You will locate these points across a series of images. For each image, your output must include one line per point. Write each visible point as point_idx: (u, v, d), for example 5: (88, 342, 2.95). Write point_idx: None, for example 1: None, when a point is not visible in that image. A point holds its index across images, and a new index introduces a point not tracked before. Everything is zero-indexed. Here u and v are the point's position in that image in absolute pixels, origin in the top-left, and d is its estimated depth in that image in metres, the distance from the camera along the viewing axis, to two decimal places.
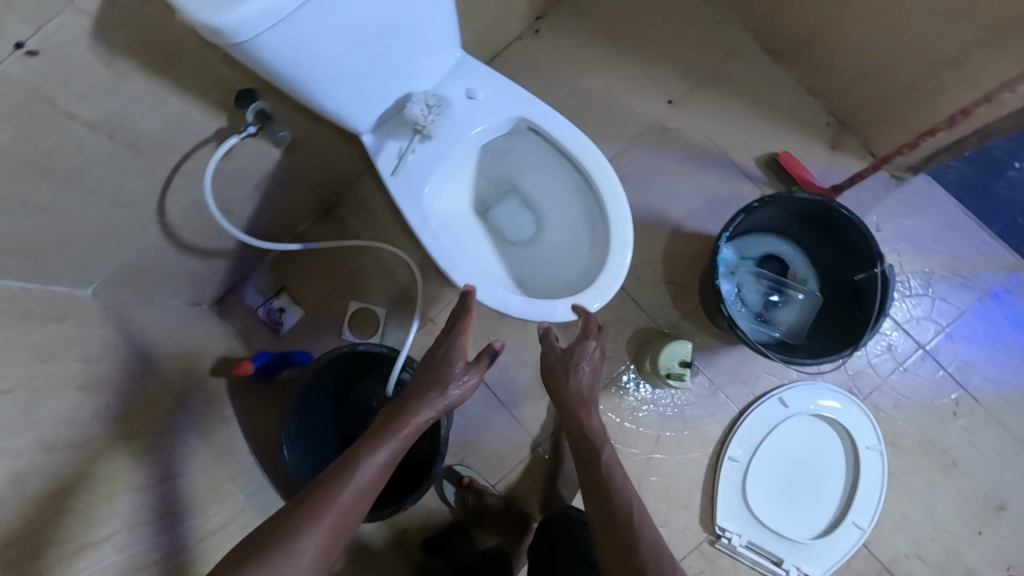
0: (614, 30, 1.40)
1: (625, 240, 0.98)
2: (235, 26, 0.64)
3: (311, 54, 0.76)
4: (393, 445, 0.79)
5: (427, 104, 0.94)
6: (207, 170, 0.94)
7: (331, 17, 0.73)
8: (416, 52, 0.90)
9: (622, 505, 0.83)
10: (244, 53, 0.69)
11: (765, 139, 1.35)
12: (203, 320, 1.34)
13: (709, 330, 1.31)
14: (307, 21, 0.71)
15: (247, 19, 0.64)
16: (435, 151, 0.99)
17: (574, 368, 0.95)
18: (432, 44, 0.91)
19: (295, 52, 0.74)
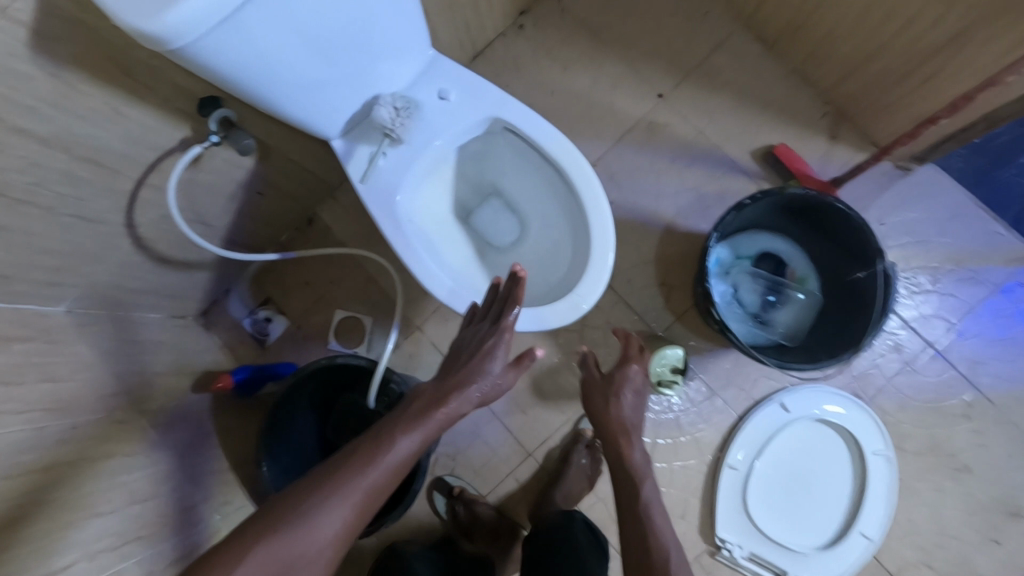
0: (599, 25, 1.35)
1: (605, 245, 0.94)
2: (172, 31, 0.60)
3: (263, 55, 0.72)
4: (421, 432, 0.76)
5: (395, 107, 0.90)
6: (170, 180, 0.90)
7: (280, 15, 0.69)
8: (378, 52, 0.86)
9: (658, 547, 0.83)
10: (188, 59, 0.66)
11: (759, 132, 1.29)
12: (186, 332, 1.32)
13: (705, 332, 1.25)
14: (253, 21, 0.67)
15: (185, 24, 0.60)
16: (407, 156, 0.96)
17: (616, 394, 0.94)
18: (397, 43, 0.87)
19: (244, 54, 0.70)
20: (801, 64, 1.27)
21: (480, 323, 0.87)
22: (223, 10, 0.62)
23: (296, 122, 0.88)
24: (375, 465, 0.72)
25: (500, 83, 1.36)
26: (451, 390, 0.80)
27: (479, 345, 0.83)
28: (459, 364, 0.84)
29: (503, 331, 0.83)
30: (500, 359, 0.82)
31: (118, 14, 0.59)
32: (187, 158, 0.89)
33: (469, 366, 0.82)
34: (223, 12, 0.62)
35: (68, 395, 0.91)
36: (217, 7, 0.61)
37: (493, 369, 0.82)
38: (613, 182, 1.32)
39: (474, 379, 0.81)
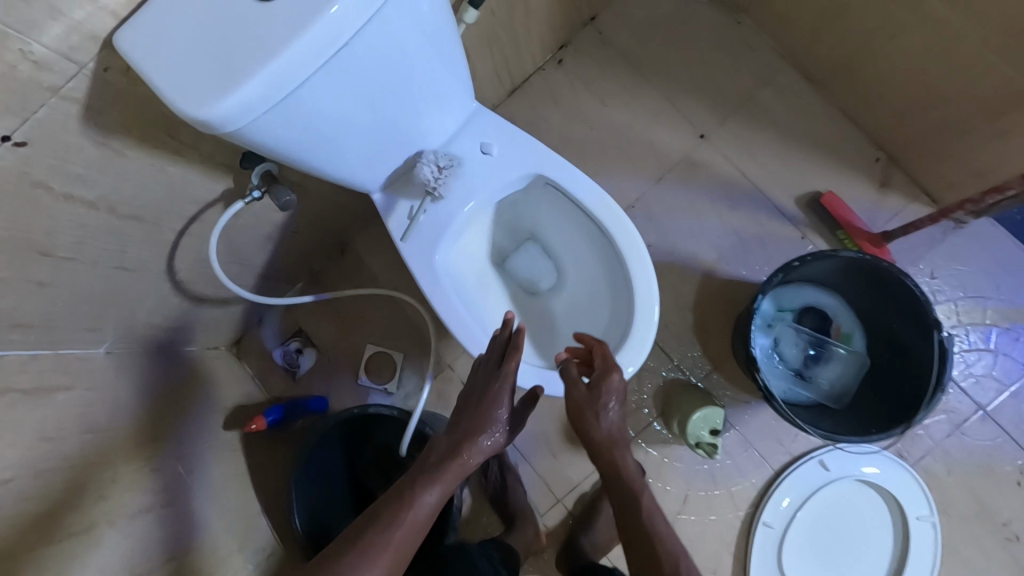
0: (641, 58, 1.31)
1: (649, 311, 0.91)
2: (225, 119, 0.61)
3: (313, 125, 0.72)
4: (442, 485, 0.76)
5: (436, 165, 0.88)
6: (213, 234, 0.91)
7: (332, 88, 0.69)
8: (421, 112, 0.84)
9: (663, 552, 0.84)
10: (239, 140, 0.67)
11: (807, 176, 1.24)
12: (218, 364, 1.33)
13: (742, 383, 1.22)
14: (302, 101, 0.67)
15: (237, 111, 0.61)
16: (447, 212, 0.94)
17: (600, 409, 0.86)
18: (441, 100, 0.86)
19: (296, 126, 0.70)
20: (851, 108, 1.22)
21: (483, 365, 0.85)
22: (273, 96, 0.62)
23: (337, 182, 0.88)
24: (395, 528, 0.72)
25: (536, 117, 1.33)
26: (462, 441, 0.79)
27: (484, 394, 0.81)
28: (467, 413, 0.82)
29: (506, 378, 0.80)
30: (506, 406, 0.81)
31: (176, 105, 0.60)
32: (232, 212, 0.90)
33: (477, 414, 0.81)
34: (273, 98, 0.63)
35: (107, 444, 0.91)
36: (268, 94, 0.62)
37: (502, 414, 0.81)
38: (651, 223, 1.28)
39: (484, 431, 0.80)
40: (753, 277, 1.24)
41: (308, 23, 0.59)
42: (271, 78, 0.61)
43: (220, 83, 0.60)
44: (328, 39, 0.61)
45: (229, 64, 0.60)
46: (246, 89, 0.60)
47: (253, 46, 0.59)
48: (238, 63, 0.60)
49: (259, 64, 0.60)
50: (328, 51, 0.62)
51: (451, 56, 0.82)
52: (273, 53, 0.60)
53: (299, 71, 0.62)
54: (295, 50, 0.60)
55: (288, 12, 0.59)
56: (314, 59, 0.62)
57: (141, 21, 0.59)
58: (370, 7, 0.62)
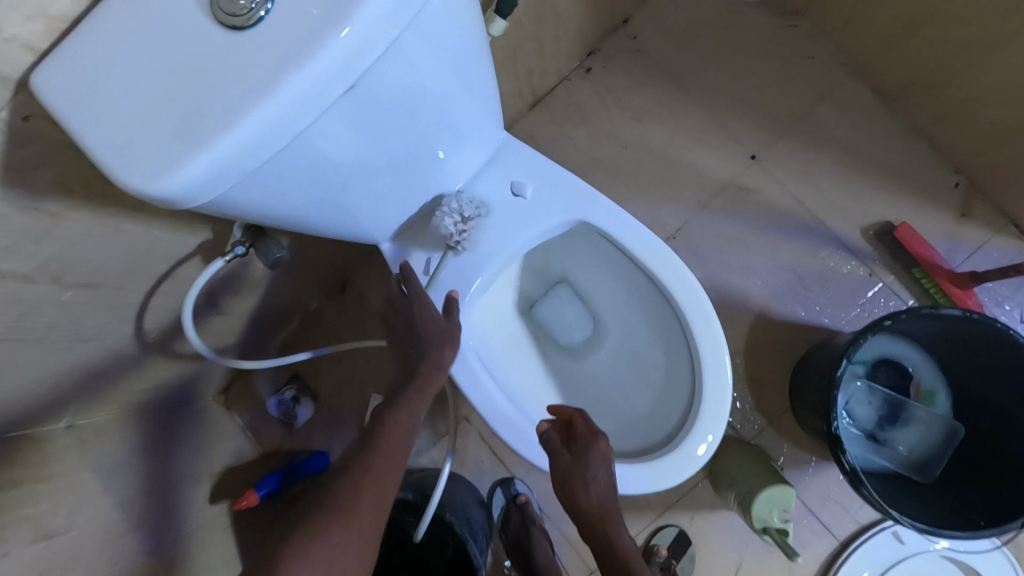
0: (681, 68, 1.15)
1: (721, 389, 0.74)
2: (190, 191, 0.45)
3: (309, 180, 0.56)
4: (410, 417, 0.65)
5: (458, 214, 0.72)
6: (188, 297, 0.75)
7: (333, 136, 0.53)
8: (441, 152, 0.69)
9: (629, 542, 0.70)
10: (213, 208, 0.51)
11: (874, 203, 1.09)
12: (204, 419, 1.17)
13: (801, 441, 1.07)
14: (294, 154, 0.51)
15: (206, 180, 0.45)
16: (471, 267, 0.78)
17: (588, 478, 0.70)
18: (467, 135, 0.70)
19: (287, 183, 0.54)
20: (928, 126, 1.06)
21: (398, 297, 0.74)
22: (256, 156, 0.46)
23: (338, 236, 0.72)
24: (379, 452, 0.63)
25: (561, 135, 1.17)
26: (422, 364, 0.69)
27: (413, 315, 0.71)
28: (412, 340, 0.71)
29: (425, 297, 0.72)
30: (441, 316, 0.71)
31: (123, 174, 0.44)
32: (210, 273, 0.74)
33: (427, 334, 0.70)
34: (256, 159, 0.46)
35: (67, 554, 0.75)
36: (249, 153, 0.45)
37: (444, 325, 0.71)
38: (695, 257, 1.12)
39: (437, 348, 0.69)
40: (813, 319, 1.09)
41: (301, 58, 0.43)
42: (251, 135, 0.44)
43: (181, 144, 0.43)
44: (329, 80, 0.45)
45: (193, 118, 0.43)
46: (218, 151, 0.44)
47: (224, 92, 0.43)
48: (204, 114, 0.43)
49: (235, 117, 0.43)
50: (330, 95, 0.46)
51: (479, 83, 0.66)
52: (252, 102, 0.43)
53: (290, 123, 0.45)
54: (285, 96, 0.43)
55: (272, 45, 0.43)
56: (311, 106, 0.45)
57: (73, 61, 0.43)
58: (386, 35, 0.45)
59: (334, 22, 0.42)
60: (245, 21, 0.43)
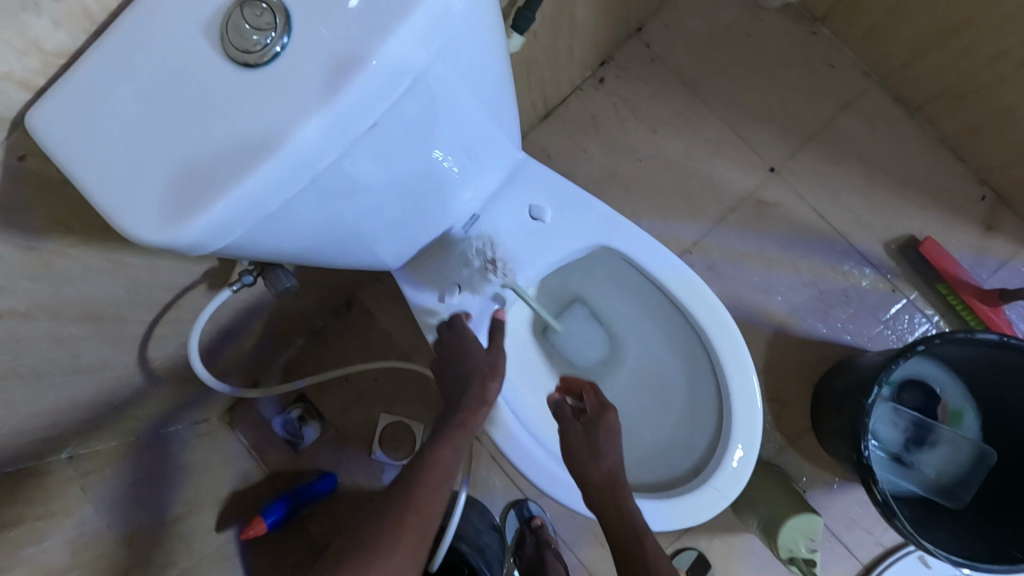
0: (698, 77, 1.12)
1: (751, 421, 0.71)
2: (202, 238, 0.42)
3: (321, 213, 0.53)
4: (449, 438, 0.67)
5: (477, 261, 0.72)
6: (193, 328, 0.72)
7: (349, 169, 0.50)
8: (457, 177, 0.66)
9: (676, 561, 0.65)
10: (224, 250, 0.48)
11: (897, 216, 1.06)
12: (209, 441, 1.14)
13: (824, 462, 1.04)
14: (308, 190, 0.48)
15: (219, 228, 0.42)
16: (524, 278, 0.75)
17: (597, 448, 0.70)
18: (483, 159, 0.68)
19: (298, 219, 0.51)
20: (953, 137, 1.03)
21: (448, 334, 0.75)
22: (272, 200, 0.43)
23: (349, 263, 0.69)
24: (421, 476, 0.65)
25: (575, 147, 1.14)
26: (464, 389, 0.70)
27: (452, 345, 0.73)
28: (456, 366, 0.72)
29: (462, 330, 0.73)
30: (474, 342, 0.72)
31: (129, 223, 0.41)
32: (217, 302, 0.71)
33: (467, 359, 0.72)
34: (273, 201, 0.43)
35: None
36: (265, 198, 0.42)
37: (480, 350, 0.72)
38: (713, 272, 1.09)
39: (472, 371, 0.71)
40: (835, 336, 1.06)
41: (322, 99, 0.40)
42: (268, 180, 0.41)
43: (192, 191, 0.40)
44: (351, 120, 0.42)
45: (204, 163, 0.40)
46: (232, 198, 0.41)
47: (238, 134, 0.40)
48: (217, 159, 0.40)
49: (250, 162, 0.40)
50: (351, 135, 0.43)
51: (498, 107, 0.63)
52: (270, 146, 0.40)
53: (308, 165, 0.42)
54: (304, 139, 0.40)
55: (289, 84, 0.39)
56: (332, 147, 0.42)
57: (71, 101, 0.40)
58: (410, 71, 0.42)
59: (357, 60, 0.39)
60: (258, 58, 0.39)
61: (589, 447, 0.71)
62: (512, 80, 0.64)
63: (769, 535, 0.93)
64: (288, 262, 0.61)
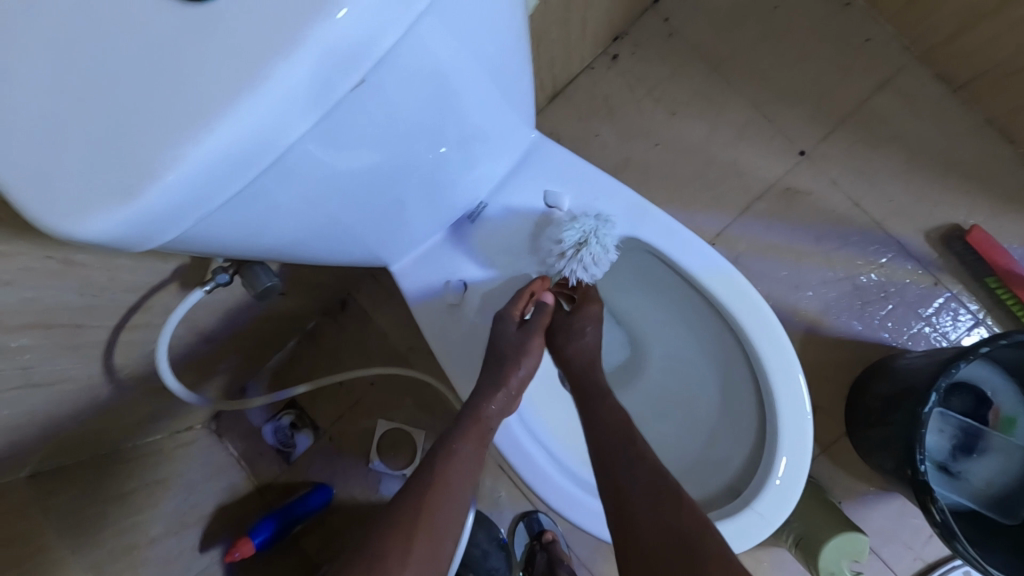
0: (722, 54, 1.03)
1: (798, 437, 0.62)
2: (138, 228, 0.33)
3: (301, 197, 0.45)
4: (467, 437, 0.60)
5: (582, 245, 0.63)
6: (161, 335, 0.62)
7: (333, 144, 0.41)
8: (462, 158, 0.57)
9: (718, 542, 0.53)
10: (176, 245, 0.39)
11: (938, 204, 0.97)
12: (193, 451, 1.05)
13: (860, 471, 0.96)
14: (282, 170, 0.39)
15: (156, 221, 0.33)
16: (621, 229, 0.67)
17: (574, 330, 0.69)
18: (492, 138, 0.59)
19: (271, 203, 0.42)
20: (1001, 118, 0.95)
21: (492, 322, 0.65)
22: (224, 188, 0.34)
23: (340, 258, 0.61)
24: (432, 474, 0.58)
25: (586, 131, 1.05)
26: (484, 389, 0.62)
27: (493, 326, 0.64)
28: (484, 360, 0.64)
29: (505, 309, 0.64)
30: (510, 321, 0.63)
31: (43, 211, 0.32)
32: (187, 305, 0.61)
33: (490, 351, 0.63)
34: (232, 185, 0.34)
35: None
36: (215, 185, 0.33)
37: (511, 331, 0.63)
38: (738, 266, 1.00)
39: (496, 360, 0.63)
40: (871, 334, 0.97)
41: (285, 54, 0.30)
42: (221, 156, 0.32)
43: (120, 172, 0.32)
44: (323, 84, 0.32)
45: (135, 135, 0.31)
46: (170, 184, 0.32)
47: (179, 100, 0.31)
48: (152, 131, 0.31)
49: (191, 136, 0.31)
50: (325, 105, 0.33)
51: (510, 78, 0.54)
52: (218, 118, 0.31)
53: (268, 143, 0.33)
54: (261, 107, 0.31)
55: (244, 34, 0.30)
56: (298, 121, 0.33)
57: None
58: (400, 23, 0.33)
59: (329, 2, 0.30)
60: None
61: (567, 328, 0.69)
62: (528, 45, 0.55)
63: (808, 555, 0.84)
64: (265, 257, 0.53)
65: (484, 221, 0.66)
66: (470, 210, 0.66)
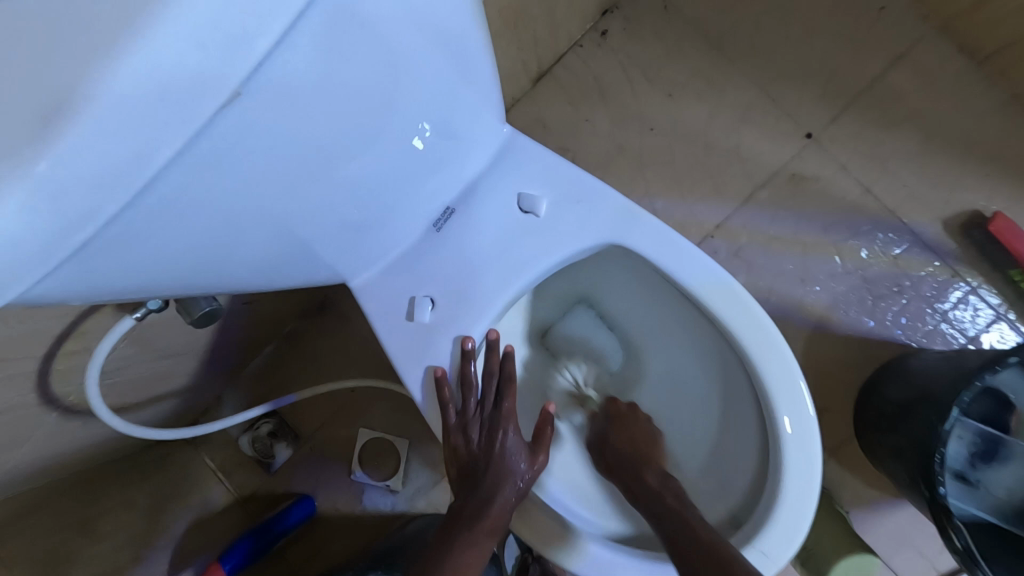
0: (721, 27, 0.94)
1: (806, 462, 0.56)
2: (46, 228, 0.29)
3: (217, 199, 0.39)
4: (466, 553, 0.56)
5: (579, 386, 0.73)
6: (93, 366, 0.56)
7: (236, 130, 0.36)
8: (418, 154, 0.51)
9: None
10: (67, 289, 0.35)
11: (957, 189, 0.89)
12: (166, 467, 1.00)
13: (871, 478, 0.90)
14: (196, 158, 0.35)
15: (65, 214, 0.29)
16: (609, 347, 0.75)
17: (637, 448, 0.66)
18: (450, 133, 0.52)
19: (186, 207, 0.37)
20: None
21: (476, 435, 0.58)
22: (140, 174, 0.30)
23: (289, 277, 0.54)
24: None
25: (575, 116, 0.96)
26: (479, 500, 0.57)
27: (489, 443, 0.57)
28: (477, 469, 0.57)
29: (504, 418, 0.58)
30: (513, 443, 0.58)
31: None
32: (118, 333, 0.55)
33: (488, 471, 0.57)
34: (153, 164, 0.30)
35: None
36: (130, 167, 0.30)
37: (517, 453, 0.58)
38: (739, 259, 0.93)
39: (495, 476, 0.57)
40: (884, 332, 0.90)
41: (121, 48, 0.27)
42: (128, 127, 0.29)
43: None
44: (188, 83, 0.29)
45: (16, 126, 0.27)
46: (72, 170, 0.28)
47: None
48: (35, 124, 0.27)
49: (86, 113, 0.28)
50: (198, 105, 0.30)
51: (454, 62, 0.48)
52: (108, 88, 0.28)
53: (132, 154, 0.29)
54: (113, 110, 0.28)
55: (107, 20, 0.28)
56: (165, 124, 0.30)
57: None
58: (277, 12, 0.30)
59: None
60: None
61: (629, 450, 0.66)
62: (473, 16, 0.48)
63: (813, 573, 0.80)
64: (198, 290, 0.47)
65: (452, 228, 0.59)
66: (437, 216, 0.59)
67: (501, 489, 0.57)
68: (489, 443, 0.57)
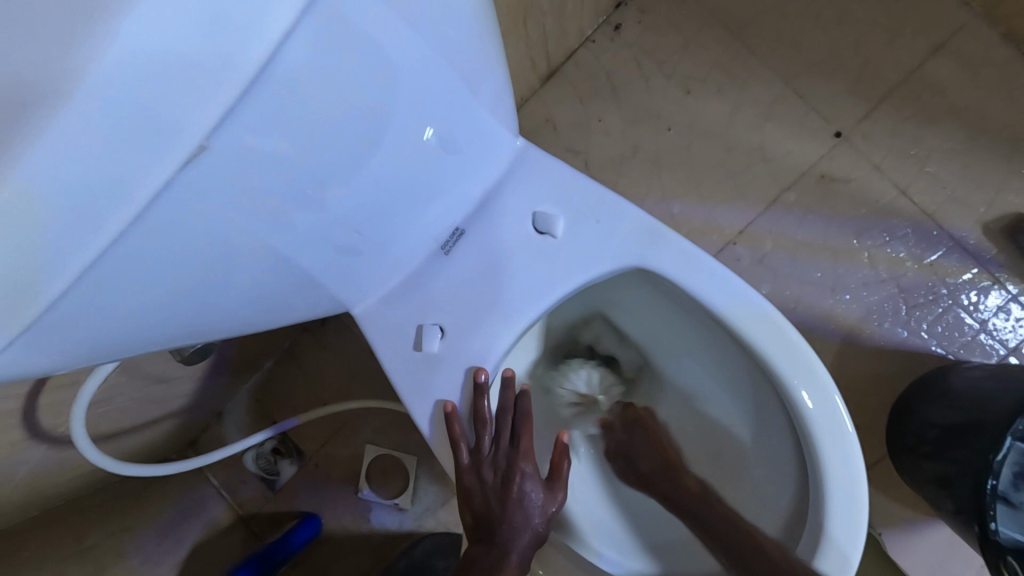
0: (745, 19, 0.88)
1: (854, 504, 0.51)
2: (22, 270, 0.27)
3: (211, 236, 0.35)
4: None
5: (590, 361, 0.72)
6: (75, 404, 0.51)
7: (222, 163, 0.31)
8: (418, 173, 0.46)
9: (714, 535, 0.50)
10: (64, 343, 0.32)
11: (999, 190, 0.84)
12: (167, 487, 0.96)
13: (905, 498, 0.85)
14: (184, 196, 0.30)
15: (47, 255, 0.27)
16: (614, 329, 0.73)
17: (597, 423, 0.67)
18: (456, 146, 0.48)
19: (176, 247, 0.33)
20: None
21: (492, 474, 0.54)
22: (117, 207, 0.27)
23: (290, 312, 0.49)
24: None
25: (587, 115, 0.90)
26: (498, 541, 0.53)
27: (506, 483, 0.53)
28: (494, 509, 0.53)
29: (522, 456, 0.54)
30: (533, 484, 0.54)
31: None
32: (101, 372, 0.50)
33: (506, 512, 0.53)
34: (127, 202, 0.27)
35: None
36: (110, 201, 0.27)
37: (535, 492, 0.54)
38: (764, 267, 0.87)
39: (514, 517, 0.53)
40: (918, 343, 0.85)
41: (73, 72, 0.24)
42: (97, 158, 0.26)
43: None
44: (157, 123, 0.26)
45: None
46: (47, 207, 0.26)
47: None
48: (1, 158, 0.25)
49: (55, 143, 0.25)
50: (163, 150, 0.27)
51: (457, 72, 0.43)
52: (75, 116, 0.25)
53: (101, 198, 0.27)
54: (60, 159, 0.25)
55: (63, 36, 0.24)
56: (121, 172, 0.27)
57: None
58: (247, 51, 0.27)
59: (107, 18, 0.24)
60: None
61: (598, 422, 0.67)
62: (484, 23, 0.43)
63: None
64: (216, 332, 0.44)
65: (463, 251, 0.55)
66: (446, 238, 0.54)
67: (521, 527, 0.53)
68: (504, 483, 0.53)
